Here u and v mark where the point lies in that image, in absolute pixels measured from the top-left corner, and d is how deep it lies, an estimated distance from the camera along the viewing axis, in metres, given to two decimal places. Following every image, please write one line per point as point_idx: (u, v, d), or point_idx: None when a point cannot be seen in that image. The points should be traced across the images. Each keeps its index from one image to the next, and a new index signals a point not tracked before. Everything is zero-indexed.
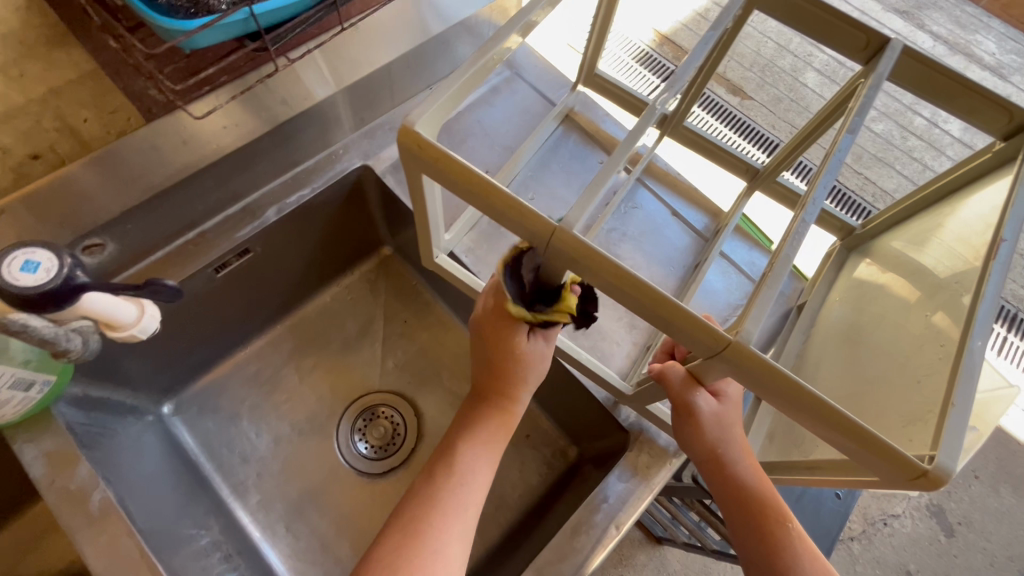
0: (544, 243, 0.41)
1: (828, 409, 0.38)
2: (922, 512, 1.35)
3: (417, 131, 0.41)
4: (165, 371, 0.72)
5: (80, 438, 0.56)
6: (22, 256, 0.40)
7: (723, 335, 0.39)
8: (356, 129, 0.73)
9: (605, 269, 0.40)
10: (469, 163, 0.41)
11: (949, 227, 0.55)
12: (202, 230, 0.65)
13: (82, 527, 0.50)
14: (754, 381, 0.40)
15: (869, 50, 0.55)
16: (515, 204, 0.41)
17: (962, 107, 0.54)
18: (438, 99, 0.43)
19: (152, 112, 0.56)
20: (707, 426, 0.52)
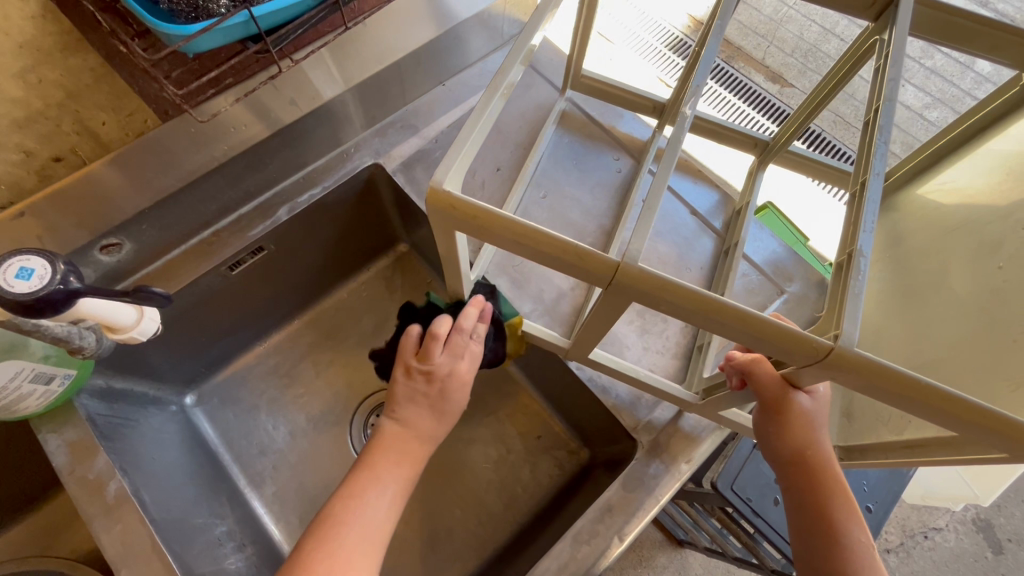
0: (607, 280, 0.39)
1: (954, 404, 0.35)
2: (967, 526, 1.27)
3: (448, 194, 0.39)
4: (186, 365, 0.74)
5: (101, 430, 0.58)
6: (17, 263, 0.41)
7: (827, 343, 0.36)
8: (369, 128, 0.73)
9: (678, 295, 0.38)
10: (509, 214, 0.39)
11: (996, 171, 0.51)
12: (217, 228, 0.66)
13: (98, 516, 0.52)
14: (865, 388, 0.37)
15: (877, 6, 0.51)
16: (568, 248, 0.38)
17: (984, 45, 0.50)
18: (456, 156, 0.41)
19: (169, 113, 0.58)
20: (797, 425, 0.49)
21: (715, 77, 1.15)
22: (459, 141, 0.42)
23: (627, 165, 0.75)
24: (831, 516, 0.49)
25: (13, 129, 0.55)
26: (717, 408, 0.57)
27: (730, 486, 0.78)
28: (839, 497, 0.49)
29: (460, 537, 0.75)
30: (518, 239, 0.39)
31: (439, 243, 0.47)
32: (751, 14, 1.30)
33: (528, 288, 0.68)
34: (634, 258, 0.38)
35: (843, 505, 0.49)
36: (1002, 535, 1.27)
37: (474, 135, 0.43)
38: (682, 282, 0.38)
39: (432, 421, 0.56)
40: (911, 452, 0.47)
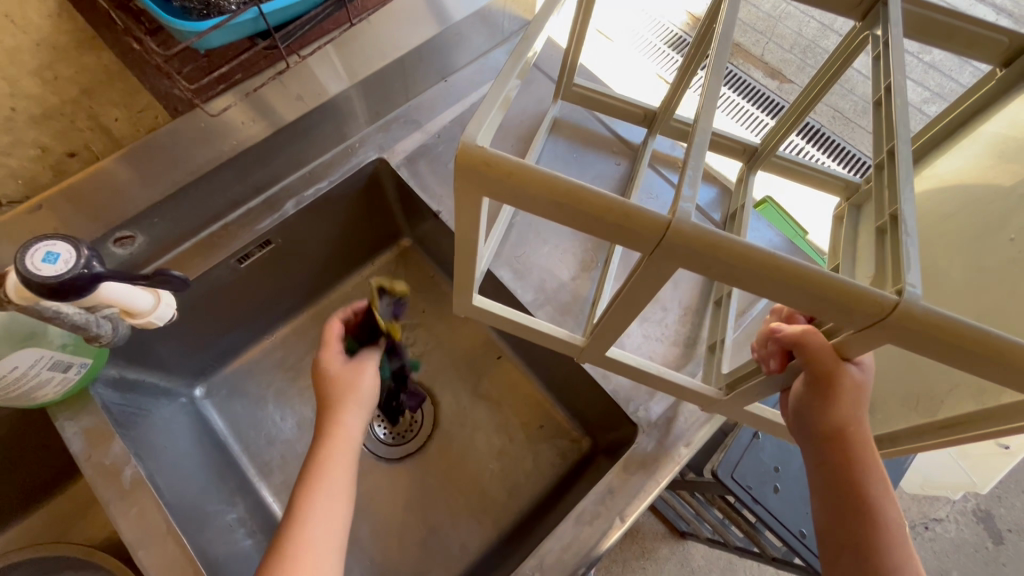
0: (652, 244, 0.37)
1: (1022, 360, 0.35)
2: (967, 517, 1.28)
3: (484, 150, 0.36)
4: (196, 357, 0.76)
5: (115, 418, 0.60)
6: (44, 247, 0.43)
7: (891, 298, 0.36)
8: (373, 123, 0.74)
9: (733, 255, 0.36)
10: (555, 173, 0.36)
11: (987, 158, 0.53)
12: (225, 222, 0.68)
13: (114, 500, 0.54)
14: (928, 347, 0.36)
15: (864, 4, 0.52)
16: (614, 207, 0.36)
17: (959, 43, 0.52)
18: (485, 117, 0.39)
19: (178, 110, 0.60)
20: (843, 401, 0.46)
21: None
22: (486, 106, 0.40)
23: (619, 167, 0.76)
24: (864, 492, 0.48)
25: (29, 125, 0.56)
26: (743, 403, 0.56)
27: (730, 474, 0.80)
28: (875, 474, 0.48)
29: (464, 525, 0.77)
30: (563, 198, 0.36)
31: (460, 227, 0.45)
32: (750, 11, 1.31)
33: (529, 278, 0.69)
34: (686, 215, 0.36)
35: (877, 480, 0.48)
36: (1002, 525, 1.28)
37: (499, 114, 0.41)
38: (738, 239, 0.36)
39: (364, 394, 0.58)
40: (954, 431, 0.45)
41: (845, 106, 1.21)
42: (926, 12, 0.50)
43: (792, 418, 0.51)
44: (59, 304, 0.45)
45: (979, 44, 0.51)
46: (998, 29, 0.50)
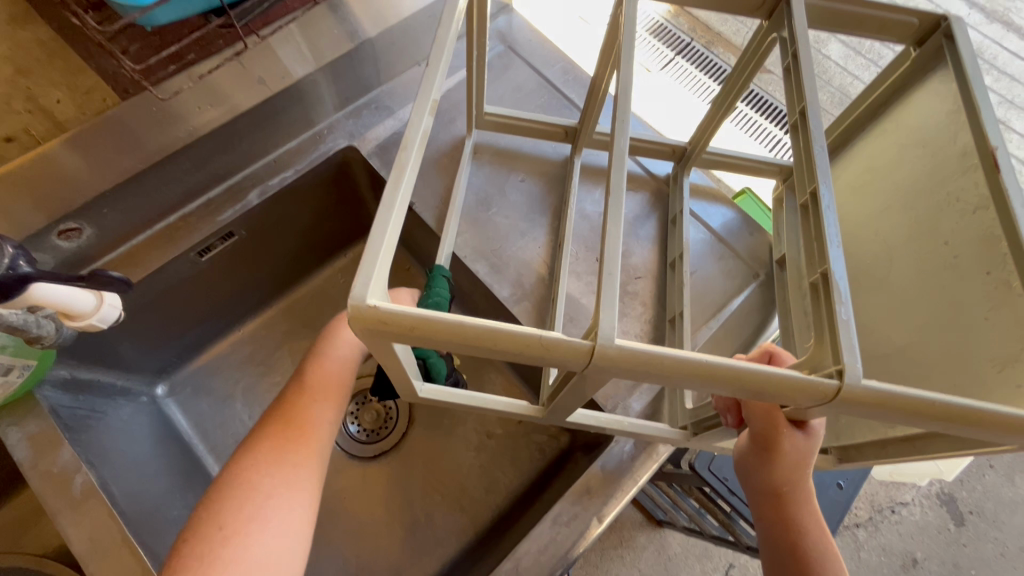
0: (583, 363, 0.34)
1: (956, 414, 0.34)
2: (932, 500, 1.32)
3: (374, 310, 0.33)
4: (156, 354, 0.72)
5: (66, 423, 0.56)
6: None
7: (833, 383, 0.34)
8: (342, 108, 0.70)
9: (667, 369, 0.34)
10: (451, 316, 0.33)
11: (909, 143, 0.52)
12: (183, 213, 0.63)
13: (63, 510, 0.50)
14: (878, 416, 0.35)
15: (767, 5, 0.51)
16: (528, 339, 0.33)
17: (873, 27, 0.52)
18: (376, 257, 0.34)
19: (127, 92, 0.56)
20: (787, 465, 0.45)
21: (689, 58, 1.16)
22: (374, 240, 0.35)
23: (549, 180, 0.71)
24: (808, 557, 0.46)
25: None
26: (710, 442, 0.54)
27: (707, 467, 0.81)
28: (814, 534, 0.47)
29: (440, 524, 0.75)
30: (479, 346, 0.34)
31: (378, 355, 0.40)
32: None
33: (507, 273, 0.66)
34: (609, 336, 0.34)
35: (818, 543, 0.47)
36: (964, 507, 1.32)
37: (397, 205, 0.36)
38: (667, 351, 0.34)
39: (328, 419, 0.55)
40: (913, 447, 0.44)
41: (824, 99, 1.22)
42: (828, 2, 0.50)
43: (738, 474, 0.50)
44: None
45: (895, 27, 0.51)
46: (901, 10, 0.50)
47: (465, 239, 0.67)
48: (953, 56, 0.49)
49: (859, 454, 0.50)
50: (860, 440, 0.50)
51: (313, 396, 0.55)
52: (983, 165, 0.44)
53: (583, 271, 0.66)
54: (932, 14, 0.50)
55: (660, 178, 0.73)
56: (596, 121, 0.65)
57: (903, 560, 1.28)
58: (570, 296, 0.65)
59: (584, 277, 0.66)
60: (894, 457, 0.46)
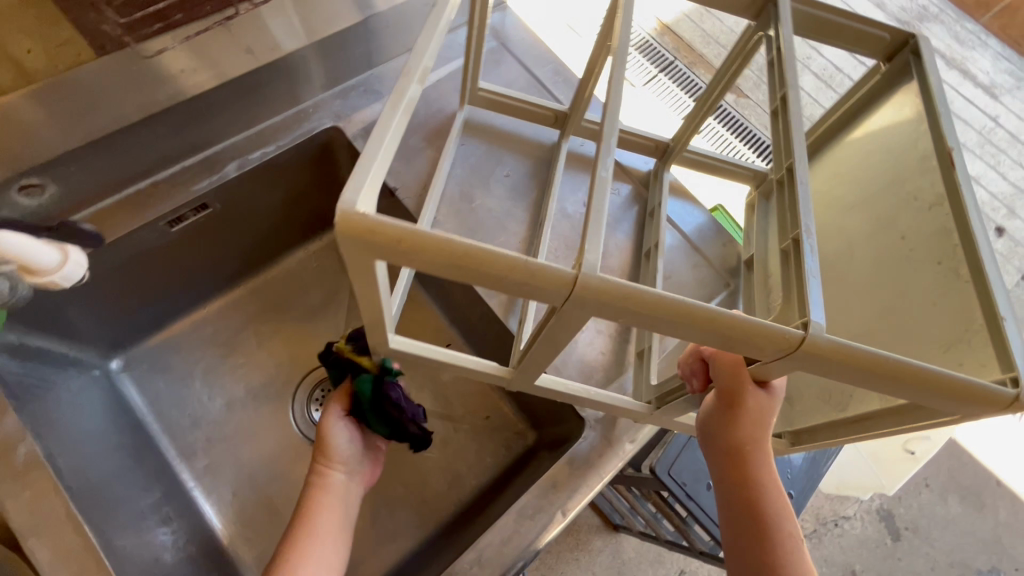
0: (564, 295, 0.35)
1: (910, 374, 0.36)
2: (872, 515, 1.39)
3: (363, 216, 0.32)
4: (113, 326, 0.70)
5: (11, 389, 0.53)
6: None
7: (798, 333, 0.36)
8: (329, 88, 0.69)
9: (644, 304, 0.35)
10: (440, 235, 0.33)
11: (874, 154, 0.55)
12: (155, 180, 0.61)
13: (2, 482, 0.47)
14: (839, 373, 0.37)
15: (756, 5, 0.53)
16: (515, 265, 0.34)
17: (848, 39, 0.55)
18: (367, 172, 0.34)
19: (105, 49, 0.54)
20: (748, 424, 0.45)
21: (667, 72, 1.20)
22: (364, 159, 0.34)
23: (533, 170, 0.71)
24: (764, 514, 0.47)
25: None
26: (670, 416, 0.56)
27: (667, 471, 0.83)
28: (773, 494, 0.47)
29: (401, 516, 0.74)
30: (465, 267, 0.34)
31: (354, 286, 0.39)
32: (713, 23, 1.37)
33: None
34: (593, 268, 0.35)
35: (775, 501, 0.47)
36: (901, 523, 1.39)
37: (390, 140, 0.36)
38: (645, 289, 0.35)
39: (324, 553, 0.56)
40: (862, 429, 0.46)
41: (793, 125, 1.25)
42: (812, 10, 0.53)
43: (698, 436, 0.50)
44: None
45: (869, 42, 0.54)
46: (875, 24, 0.53)
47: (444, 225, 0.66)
48: (919, 72, 0.52)
49: (810, 437, 0.52)
50: (813, 424, 0.52)
51: (316, 542, 0.56)
52: (942, 163, 0.47)
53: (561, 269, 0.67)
54: (903, 31, 0.53)
55: (640, 174, 0.74)
56: (584, 108, 0.65)
57: (842, 571, 1.33)
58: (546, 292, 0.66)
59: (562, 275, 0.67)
60: (848, 437, 0.48)
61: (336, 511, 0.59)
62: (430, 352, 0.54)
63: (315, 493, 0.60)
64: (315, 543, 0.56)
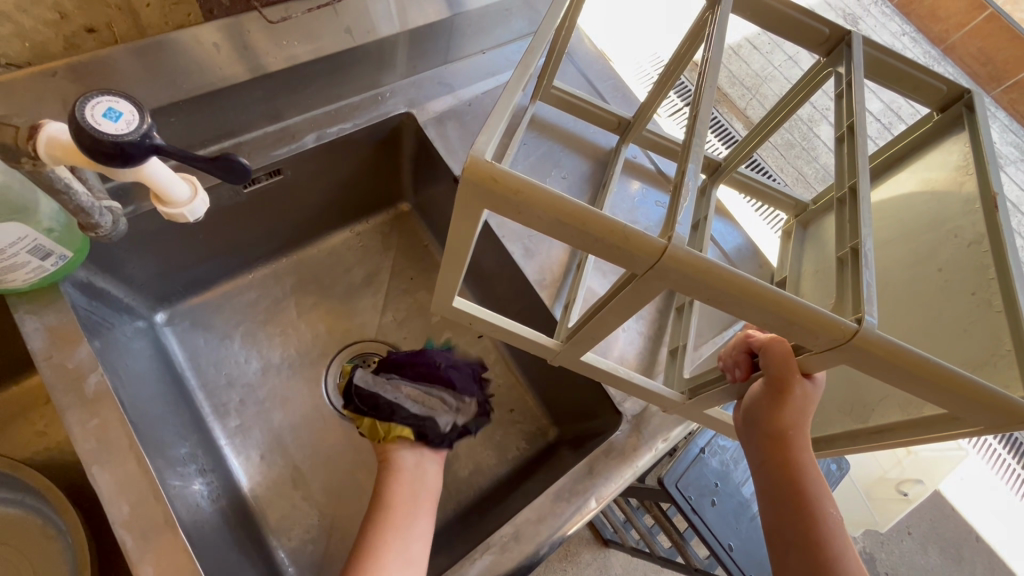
0: (651, 264, 0.38)
1: (942, 377, 0.39)
2: None
3: (491, 165, 0.36)
4: (166, 279, 0.71)
5: (82, 321, 0.55)
6: (105, 102, 0.39)
7: (853, 325, 0.39)
8: (406, 76, 0.73)
9: (721, 281, 0.38)
10: (551, 189, 0.36)
11: (925, 189, 0.58)
12: (239, 140, 0.65)
13: (74, 407, 0.49)
14: (878, 369, 0.40)
15: (830, 42, 0.60)
16: (612, 229, 0.37)
17: (908, 86, 0.60)
18: (493, 132, 0.39)
19: (213, 14, 0.55)
20: (794, 410, 0.49)
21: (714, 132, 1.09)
22: (489, 127, 0.39)
23: (589, 171, 0.75)
24: (806, 498, 0.49)
25: None
26: (701, 409, 0.58)
27: (675, 484, 0.83)
28: (813, 480, 0.50)
29: None
30: (571, 222, 0.37)
31: (455, 227, 0.43)
32: (741, 66, 1.43)
33: (537, 257, 0.70)
34: (681, 241, 0.38)
35: (815, 486, 0.50)
36: (881, 569, 1.42)
37: (507, 115, 0.41)
38: (723, 264, 0.38)
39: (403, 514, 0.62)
40: (881, 439, 0.49)
41: (809, 171, 1.24)
42: (879, 54, 0.58)
43: (740, 420, 0.53)
44: (102, 167, 0.41)
45: (925, 91, 0.59)
46: (934, 75, 0.58)
47: None
48: (972, 126, 0.56)
49: (826, 444, 0.55)
50: (832, 434, 0.55)
51: (391, 513, 0.62)
52: (986, 208, 0.51)
53: (607, 269, 0.71)
54: (959, 85, 0.57)
55: None
56: (650, 117, 0.69)
57: None
58: (589, 288, 0.69)
59: (609, 277, 0.70)
60: (865, 444, 0.51)
61: (413, 487, 0.65)
62: (485, 316, 0.59)
63: (387, 477, 0.66)
64: (391, 514, 0.62)
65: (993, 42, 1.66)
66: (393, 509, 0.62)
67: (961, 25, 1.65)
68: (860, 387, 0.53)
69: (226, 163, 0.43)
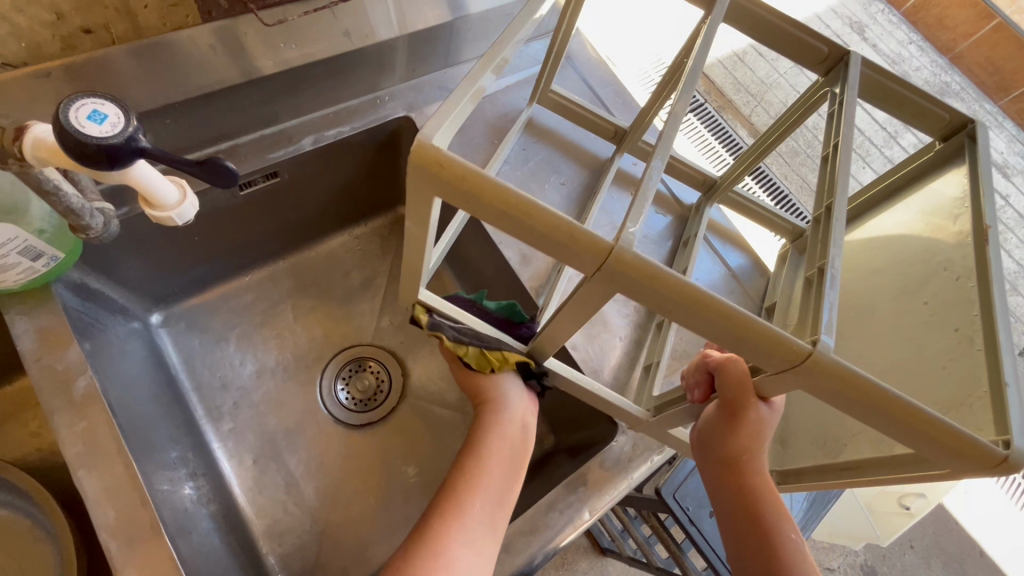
0: (598, 265, 0.37)
1: (901, 408, 0.37)
2: (856, 570, 1.39)
3: (437, 150, 0.35)
4: (162, 281, 0.71)
5: (75, 323, 0.55)
6: (89, 105, 0.39)
7: (806, 345, 0.37)
8: (405, 80, 0.73)
9: (670, 290, 0.37)
10: (501, 181, 0.35)
11: (923, 217, 0.58)
12: (236, 142, 0.65)
13: (61, 410, 0.49)
14: (832, 395, 0.38)
15: (828, 61, 0.59)
16: (560, 225, 0.36)
17: (908, 111, 0.59)
18: (448, 119, 0.38)
19: (211, 16, 0.55)
20: (747, 432, 0.49)
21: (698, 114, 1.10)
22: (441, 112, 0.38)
23: (585, 177, 0.75)
24: (763, 516, 0.50)
25: None
26: (666, 429, 0.56)
27: (673, 494, 0.82)
28: (769, 499, 0.50)
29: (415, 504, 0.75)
30: (517, 215, 0.36)
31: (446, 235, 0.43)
32: (746, 73, 1.42)
33: (534, 264, 0.69)
34: (629, 244, 0.36)
35: (772, 504, 0.50)
36: None
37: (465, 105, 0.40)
38: (673, 273, 0.37)
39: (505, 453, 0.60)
40: (847, 475, 0.47)
41: (814, 179, 1.23)
42: (880, 77, 0.57)
43: (697, 438, 0.53)
44: (87, 169, 0.40)
45: (928, 118, 0.58)
46: (940, 103, 0.57)
47: None
48: (973, 156, 0.56)
49: (796, 478, 0.54)
50: (802, 467, 0.53)
51: (493, 443, 0.60)
52: (978, 241, 0.50)
53: None
54: (963, 115, 0.56)
55: (685, 206, 0.78)
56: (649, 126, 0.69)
57: None
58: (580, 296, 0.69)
59: None
60: (833, 480, 0.49)
61: (511, 435, 0.62)
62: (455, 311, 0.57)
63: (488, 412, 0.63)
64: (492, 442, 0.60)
65: (1001, 52, 1.64)
66: (496, 430, 0.61)
67: (969, 33, 1.64)
68: (838, 420, 0.52)
69: (211, 164, 0.42)
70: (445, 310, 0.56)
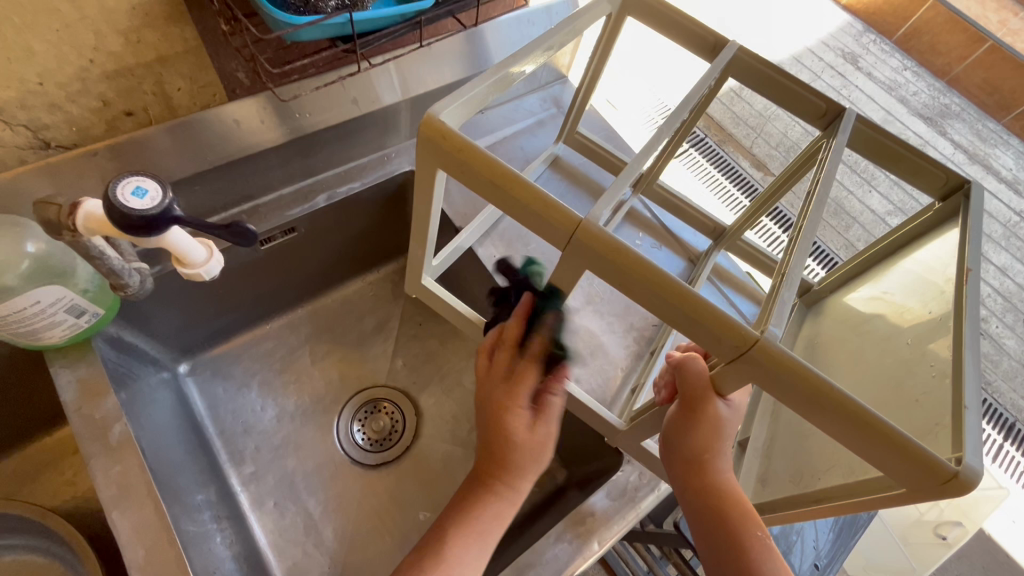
0: (568, 235, 0.42)
1: (843, 402, 0.39)
2: None
3: (442, 124, 0.43)
4: (190, 332, 0.76)
5: (110, 374, 0.59)
6: (134, 182, 0.44)
7: (753, 333, 0.40)
8: (409, 138, 0.79)
9: (628, 263, 0.41)
10: (492, 155, 0.43)
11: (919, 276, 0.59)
12: (257, 203, 0.71)
13: (98, 455, 0.53)
14: (778, 384, 0.40)
15: (827, 115, 0.61)
16: (541, 198, 0.42)
17: (907, 169, 0.60)
18: (458, 99, 0.45)
19: (235, 92, 0.62)
20: (708, 430, 0.50)
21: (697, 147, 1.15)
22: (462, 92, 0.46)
23: None
24: (730, 514, 0.50)
25: (100, 79, 0.58)
26: (642, 436, 0.59)
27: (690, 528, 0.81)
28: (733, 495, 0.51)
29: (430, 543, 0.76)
30: (506, 187, 0.42)
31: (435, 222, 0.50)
32: (744, 107, 1.48)
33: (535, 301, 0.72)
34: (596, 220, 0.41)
35: (738, 500, 0.51)
36: None
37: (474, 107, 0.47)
38: (634, 249, 0.41)
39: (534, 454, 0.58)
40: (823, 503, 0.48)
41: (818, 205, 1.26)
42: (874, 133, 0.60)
43: (662, 441, 0.54)
44: (131, 236, 0.46)
45: (926, 174, 0.59)
46: (935, 162, 0.58)
47: (492, 251, 0.75)
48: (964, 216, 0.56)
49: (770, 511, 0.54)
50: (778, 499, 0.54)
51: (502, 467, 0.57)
52: (958, 280, 0.51)
53: (605, 312, 0.74)
54: (959, 174, 0.57)
55: (694, 250, 0.80)
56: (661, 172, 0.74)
57: None
58: (584, 329, 0.72)
59: (606, 318, 0.73)
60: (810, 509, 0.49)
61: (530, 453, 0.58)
62: (447, 300, 0.65)
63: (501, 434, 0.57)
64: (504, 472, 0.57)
65: (998, 73, 1.65)
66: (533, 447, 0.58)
67: (962, 57, 1.67)
68: (810, 455, 0.53)
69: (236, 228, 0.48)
70: (438, 296, 0.65)
